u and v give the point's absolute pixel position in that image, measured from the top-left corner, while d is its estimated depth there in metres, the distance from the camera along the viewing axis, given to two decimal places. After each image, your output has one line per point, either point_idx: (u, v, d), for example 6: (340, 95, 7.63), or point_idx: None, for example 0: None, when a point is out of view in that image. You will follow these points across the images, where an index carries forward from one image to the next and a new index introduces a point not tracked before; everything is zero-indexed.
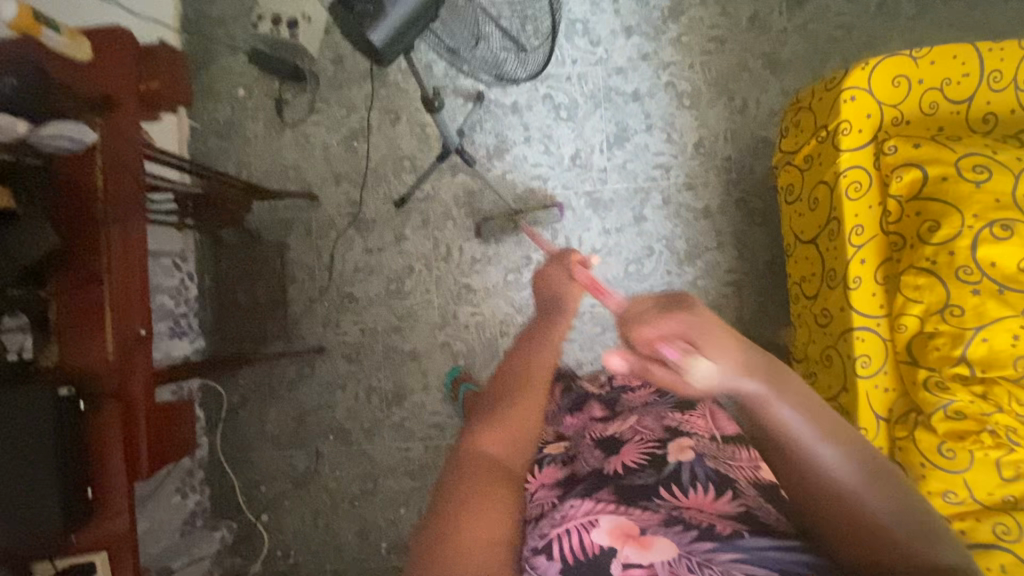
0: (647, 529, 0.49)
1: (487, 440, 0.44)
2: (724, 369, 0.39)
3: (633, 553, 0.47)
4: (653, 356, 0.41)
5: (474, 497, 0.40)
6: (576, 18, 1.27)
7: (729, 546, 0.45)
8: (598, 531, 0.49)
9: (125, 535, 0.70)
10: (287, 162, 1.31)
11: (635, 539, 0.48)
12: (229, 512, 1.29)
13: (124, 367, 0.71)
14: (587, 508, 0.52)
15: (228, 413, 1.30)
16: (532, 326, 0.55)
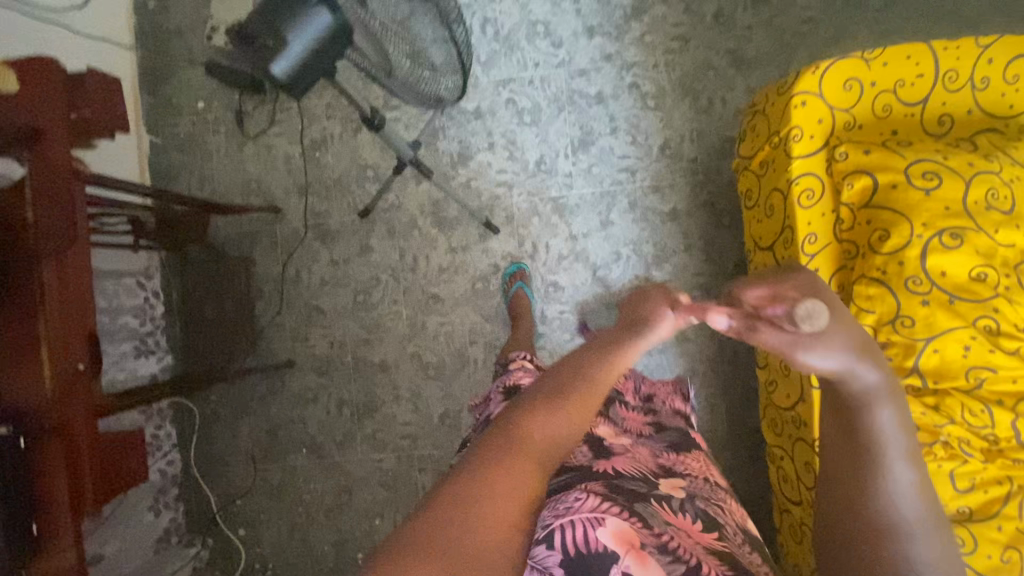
0: (646, 546, 0.56)
1: (540, 425, 0.47)
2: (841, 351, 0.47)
3: (633, 565, 0.54)
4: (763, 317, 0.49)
5: (504, 475, 0.43)
6: (538, 20, 1.24)
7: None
8: (602, 530, 0.56)
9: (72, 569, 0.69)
10: (250, 176, 1.30)
11: (635, 552, 0.55)
12: (205, 526, 1.29)
13: (63, 402, 0.71)
14: (593, 504, 0.59)
15: (201, 429, 1.31)
16: (612, 334, 0.59)
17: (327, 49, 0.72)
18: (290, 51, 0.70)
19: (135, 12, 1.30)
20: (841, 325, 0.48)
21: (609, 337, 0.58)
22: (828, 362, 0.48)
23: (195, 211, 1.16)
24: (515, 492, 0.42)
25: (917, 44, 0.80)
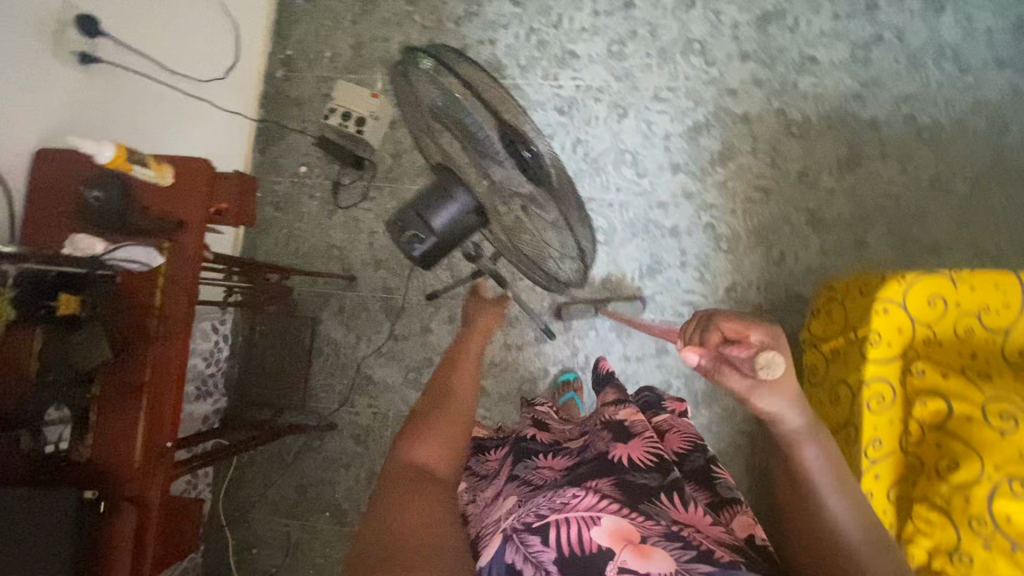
0: (647, 538, 0.49)
1: (421, 453, 0.61)
2: (786, 396, 0.50)
3: (631, 562, 0.46)
4: (725, 360, 0.49)
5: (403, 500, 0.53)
6: (628, 149, 1.31)
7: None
8: (598, 530, 0.48)
9: None
10: (333, 242, 1.38)
11: (635, 546, 0.47)
12: (219, 570, 1.32)
13: (145, 474, 0.76)
14: (593, 501, 0.50)
15: (235, 471, 1.35)
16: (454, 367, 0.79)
17: (468, 224, 0.79)
18: (433, 237, 0.80)
19: (264, 79, 1.43)
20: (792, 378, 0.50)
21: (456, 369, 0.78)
22: (774, 406, 0.50)
23: (274, 270, 1.21)
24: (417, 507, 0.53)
25: (1006, 272, 0.82)
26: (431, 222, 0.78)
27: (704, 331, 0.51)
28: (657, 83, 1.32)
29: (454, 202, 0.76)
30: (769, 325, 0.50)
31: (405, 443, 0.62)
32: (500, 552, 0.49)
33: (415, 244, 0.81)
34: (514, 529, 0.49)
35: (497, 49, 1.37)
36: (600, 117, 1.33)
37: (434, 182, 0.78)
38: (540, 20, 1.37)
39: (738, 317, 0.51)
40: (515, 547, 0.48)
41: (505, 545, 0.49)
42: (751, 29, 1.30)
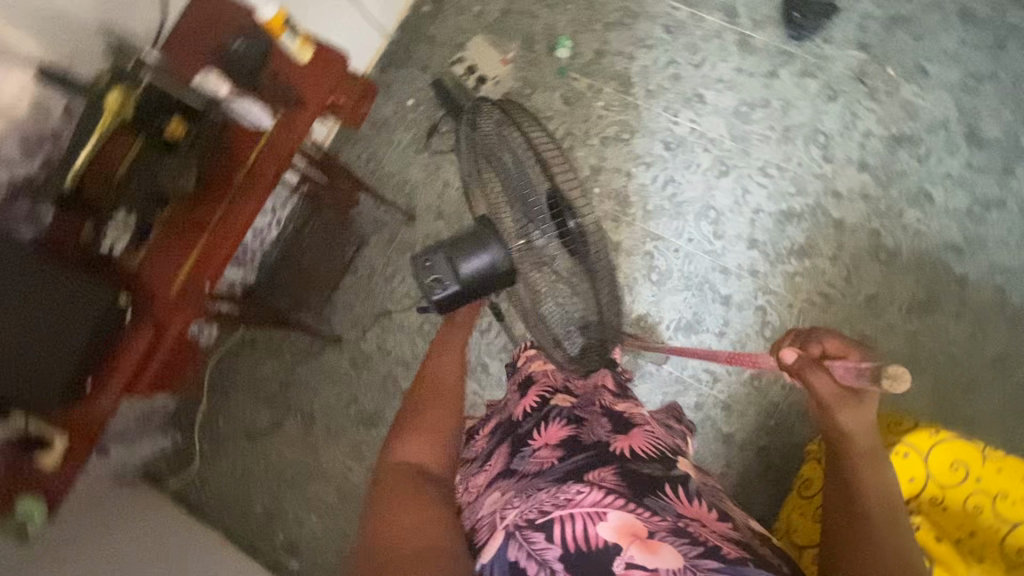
0: (654, 533, 0.56)
1: (407, 452, 0.75)
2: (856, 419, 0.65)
3: (638, 556, 0.54)
4: (820, 366, 0.64)
5: (396, 501, 0.67)
6: (714, 207, 1.31)
7: (732, 570, 0.52)
8: (604, 527, 0.56)
9: (97, 420, 0.78)
10: (408, 179, 1.42)
11: (643, 542, 0.55)
12: (184, 424, 1.37)
13: (175, 304, 0.80)
14: (598, 498, 0.59)
15: (234, 343, 1.39)
16: (436, 349, 0.92)
17: (496, 279, 0.83)
18: (455, 286, 0.82)
19: (410, 8, 1.48)
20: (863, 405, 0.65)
21: (435, 355, 0.91)
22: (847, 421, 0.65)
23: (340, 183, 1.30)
24: (412, 504, 0.67)
25: None
26: (459, 268, 0.82)
27: (806, 341, 0.66)
28: (768, 157, 1.31)
29: (485, 253, 0.82)
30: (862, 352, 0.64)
31: (397, 441, 0.77)
32: (504, 549, 0.58)
33: (435, 289, 0.83)
34: (518, 526, 0.58)
35: (632, 66, 1.39)
36: (701, 167, 1.33)
37: (474, 232, 0.84)
38: (683, 56, 1.38)
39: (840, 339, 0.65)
40: (518, 544, 0.57)
41: (509, 542, 0.57)
42: (879, 145, 1.28)
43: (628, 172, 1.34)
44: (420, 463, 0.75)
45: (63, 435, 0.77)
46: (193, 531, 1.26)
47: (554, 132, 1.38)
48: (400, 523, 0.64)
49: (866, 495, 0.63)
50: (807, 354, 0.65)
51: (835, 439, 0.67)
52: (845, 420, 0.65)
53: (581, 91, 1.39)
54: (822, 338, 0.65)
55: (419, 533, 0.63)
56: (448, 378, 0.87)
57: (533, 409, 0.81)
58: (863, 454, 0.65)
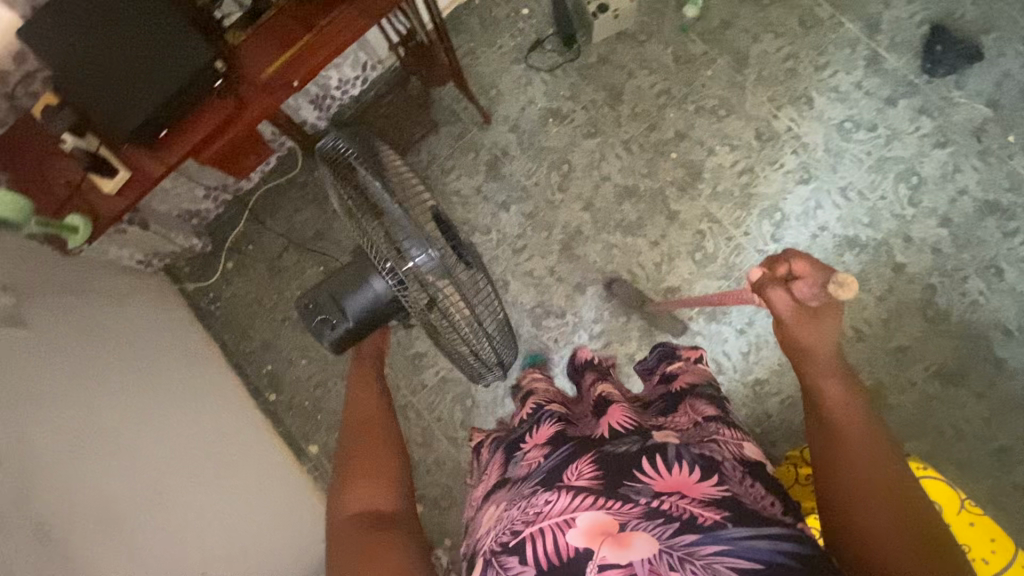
0: (627, 523, 0.57)
1: (352, 501, 0.79)
2: (822, 330, 0.73)
3: (611, 554, 0.55)
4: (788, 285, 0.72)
5: (355, 553, 0.69)
6: (782, 210, 1.28)
7: (710, 539, 0.54)
8: (573, 532, 0.58)
9: (159, 170, 0.82)
10: (497, 82, 1.41)
11: (613, 539, 0.56)
12: (216, 236, 1.41)
13: (263, 89, 0.83)
14: (566, 505, 0.60)
15: (284, 180, 1.42)
16: (356, 398, 1.01)
17: (380, 305, 1.05)
18: (346, 321, 1.05)
19: None
20: (828, 315, 0.73)
21: (353, 410, 0.98)
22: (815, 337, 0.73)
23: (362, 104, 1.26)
24: (373, 550, 0.69)
25: (1011, 547, 0.79)
26: (345, 308, 1.05)
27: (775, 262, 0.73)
28: (852, 181, 1.28)
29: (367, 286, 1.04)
30: (827, 266, 0.70)
31: (339, 496, 0.81)
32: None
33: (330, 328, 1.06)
34: (494, 552, 0.61)
35: (753, 48, 1.35)
36: (784, 168, 1.30)
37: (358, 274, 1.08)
38: (808, 54, 1.33)
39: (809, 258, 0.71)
40: (496, 571, 0.60)
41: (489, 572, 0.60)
42: (969, 206, 1.23)
43: (710, 148, 1.32)
44: (371, 505, 0.78)
45: (127, 171, 0.81)
46: (186, 332, 1.30)
47: (653, 86, 1.36)
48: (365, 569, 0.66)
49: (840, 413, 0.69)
50: (770, 274, 0.74)
51: (802, 356, 0.75)
52: (805, 335, 0.73)
53: (694, 55, 1.36)
54: (788, 260, 0.71)
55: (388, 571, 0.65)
56: (378, 420, 0.94)
57: (529, 418, 0.84)
58: (825, 366, 0.73)
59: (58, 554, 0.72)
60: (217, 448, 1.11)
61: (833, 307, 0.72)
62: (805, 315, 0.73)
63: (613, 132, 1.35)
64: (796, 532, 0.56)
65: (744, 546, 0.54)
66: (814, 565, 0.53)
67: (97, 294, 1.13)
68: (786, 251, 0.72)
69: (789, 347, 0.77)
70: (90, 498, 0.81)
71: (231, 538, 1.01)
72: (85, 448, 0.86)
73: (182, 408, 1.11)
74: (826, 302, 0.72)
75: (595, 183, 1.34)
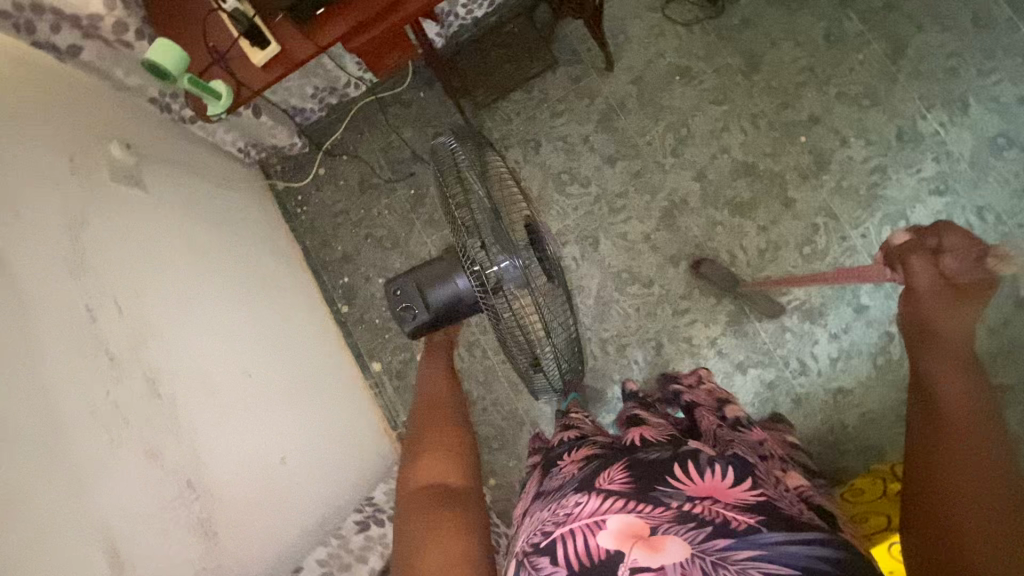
0: (657, 529, 0.50)
1: (419, 473, 0.71)
2: (962, 315, 0.62)
3: (643, 558, 0.49)
4: (936, 253, 0.65)
5: (423, 523, 0.61)
6: (908, 218, 1.19)
7: (745, 543, 0.47)
8: (603, 535, 0.51)
9: (306, 52, 0.79)
10: (628, 28, 1.32)
11: (646, 542, 0.50)
12: (314, 139, 1.39)
13: None
14: (596, 507, 0.53)
15: (389, 94, 1.38)
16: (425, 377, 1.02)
17: (460, 303, 1.11)
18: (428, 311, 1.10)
19: None
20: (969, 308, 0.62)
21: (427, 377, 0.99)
22: (951, 319, 0.62)
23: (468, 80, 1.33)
24: (445, 523, 0.61)
25: None
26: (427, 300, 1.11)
27: (930, 234, 0.66)
28: (992, 202, 1.18)
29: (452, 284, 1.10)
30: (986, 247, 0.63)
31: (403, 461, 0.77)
32: None
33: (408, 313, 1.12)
34: (525, 554, 0.53)
35: (915, 37, 1.23)
36: (920, 175, 1.20)
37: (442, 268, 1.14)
38: (974, 56, 1.21)
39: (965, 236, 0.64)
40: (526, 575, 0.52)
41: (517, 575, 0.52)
42: None
43: (844, 139, 1.23)
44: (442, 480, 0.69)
45: (278, 46, 0.78)
46: (277, 233, 1.31)
47: (795, 61, 1.26)
48: (429, 550, 0.57)
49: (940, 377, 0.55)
50: (918, 242, 0.67)
51: (921, 339, 0.62)
52: (939, 313, 0.62)
53: (848, 35, 1.25)
54: (942, 231, 0.65)
55: (455, 547, 0.57)
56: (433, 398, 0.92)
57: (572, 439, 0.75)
58: (952, 350, 0.59)
59: (166, 410, 0.74)
60: (300, 347, 1.13)
61: (986, 290, 0.63)
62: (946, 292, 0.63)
63: (742, 104, 1.27)
64: (836, 538, 0.48)
65: (785, 552, 0.46)
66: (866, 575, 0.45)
67: (208, 177, 1.14)
68: (939, 224, 0.66)
69: (914, 328, 0.64)
70: (191, 367, 0.82)
71: (312, 431, 1.01)
72: (188, 312, 0.88)
73: (271, 304, 1.11)
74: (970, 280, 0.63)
75: (712, 153, 1.27)
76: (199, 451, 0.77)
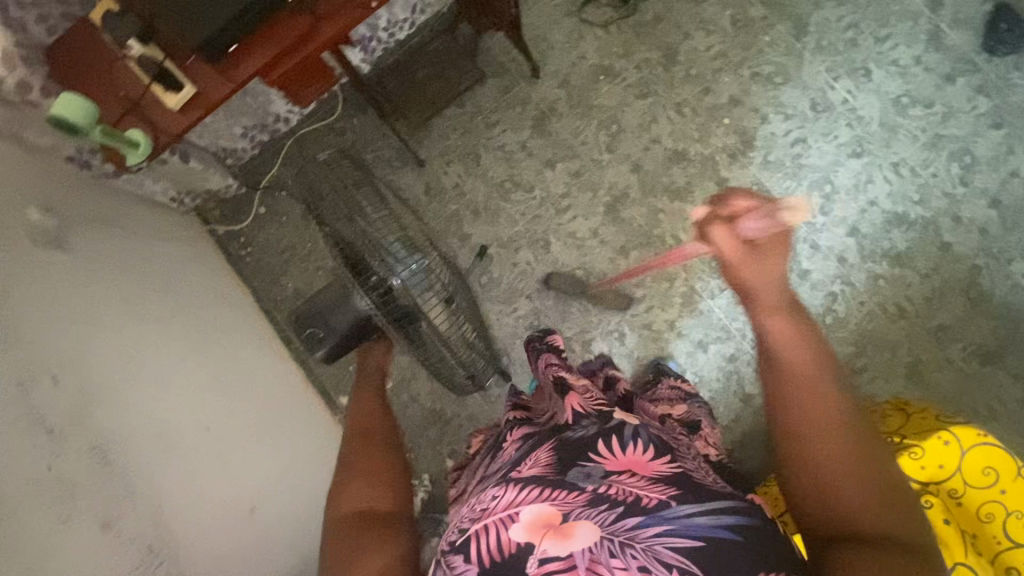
0: (569, 514, 0.54)
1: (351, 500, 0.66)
2: (771, 273, 0.67)
3: (553, 549, 0.52)
4: (737, 221, 0.68)
5: (355, 556, 0.60)
6: (833, 182, 1.26)
7: (654, 520, 0.52)
8: (516, 527, 0.54)
9: (223, 90, 0.77)
10: (548, 35, 1.36)
11: (555, 531, 0.53)
12: (251, 179, 1.37)
13: (338, 9, 0.78)
14: (512, 499, 0.56)
15: (322, 125, 1.37)
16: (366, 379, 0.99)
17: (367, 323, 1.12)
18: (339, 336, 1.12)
19: None
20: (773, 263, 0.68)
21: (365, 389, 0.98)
22: (765, 279, 0.67)
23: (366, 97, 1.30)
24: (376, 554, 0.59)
25: None
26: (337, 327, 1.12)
27: (723, 203, 0.69)
28: (905, 157, 1.25)
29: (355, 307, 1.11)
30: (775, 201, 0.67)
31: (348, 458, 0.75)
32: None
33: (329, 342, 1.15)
34: (440, 553, 0.56)
35: (814, 14, 1.31)
36: (837, 141, 1.27)
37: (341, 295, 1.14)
38: (869, 25, 1.29)
39: (753, 202, 0.68)
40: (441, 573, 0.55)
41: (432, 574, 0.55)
42: (1021, 189, 1.22)
43: (764, 116, 1.29)
44: (375, 504, 0.66)
45: (192, 86, 0.76)
46: (219, 276, 1.26)
47: (709, 49, 1.32)
48: None
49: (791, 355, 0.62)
50: (718, 213, 0.69)
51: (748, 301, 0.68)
52: (754, 278, 0.67)
53: (753, 19, 1.32)
54: (731, 198, 0.68)
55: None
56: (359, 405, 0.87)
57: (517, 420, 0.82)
58: (772, 305, 0.66)
59: (120, 476, 0.71)
60: (258, 390, 1.09)
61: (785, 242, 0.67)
62: (752, 256, 0.67)
63: (666, 95, 1.32)
64: (735, 504, 0.55)
65: (686, 524, 0.52)
66: (754, 536, 0.53)
67: (136, 230, 1.09)
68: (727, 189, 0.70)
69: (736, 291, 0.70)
70: (142, 427, 0.78)
71: (280, 476, 0.98)
72: (134, 370, 0.84)
73: (223, 352, 1.08)
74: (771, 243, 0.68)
75: (645, 145, 1.31)
76: (160, 514, 0.73)
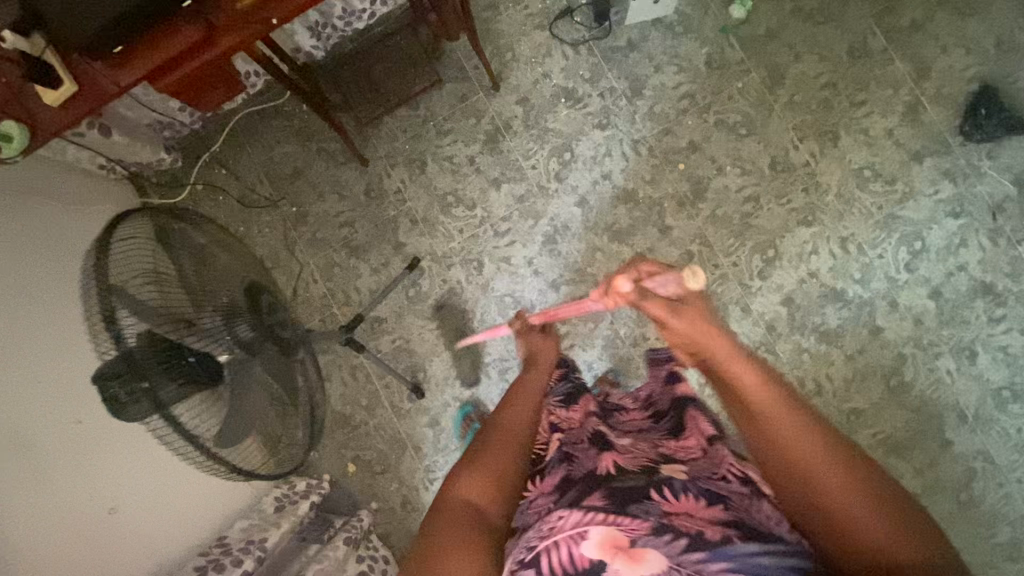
0: (637, 539, 0.51)
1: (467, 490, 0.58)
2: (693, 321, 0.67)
3: (623, 569, 0.51)
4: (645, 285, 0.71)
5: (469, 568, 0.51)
6: (777, 247, 1.23)
7: (716, 557, 0.49)
8: (587, 544, 0.52)
9: (108, 91, 0.74)
10: (515, 46, 1.29)
11: (626, 553, 0.51)
12: (191, 152, 1.32)
13: (236, 22, 0.74)
14: (578, 519, 0.53)
15: (270, 107, 1.32)
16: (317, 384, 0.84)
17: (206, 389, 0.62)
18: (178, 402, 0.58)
19: None
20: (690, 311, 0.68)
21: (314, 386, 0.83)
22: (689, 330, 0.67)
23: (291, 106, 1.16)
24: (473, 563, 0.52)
25: None
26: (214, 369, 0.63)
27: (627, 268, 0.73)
28: (856, 233, 1.21)
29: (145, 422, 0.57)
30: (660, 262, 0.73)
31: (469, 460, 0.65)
32: None
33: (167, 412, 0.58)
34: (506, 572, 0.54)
35: (792, 67, 1.24)
36: (790, 206, 1.23)
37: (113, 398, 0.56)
38: (847, 87, 1.23)
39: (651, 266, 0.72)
40: None
41: None
42: (963, 284, 1.19)
43: (720, 167, 1.24)
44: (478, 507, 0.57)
45: (73, 84, 0.73)
46: None
47: (678, 87, 1.26)
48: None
49: (752, 397, 0.58)
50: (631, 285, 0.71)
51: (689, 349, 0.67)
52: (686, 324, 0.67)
53: (729, 62, 1.25)
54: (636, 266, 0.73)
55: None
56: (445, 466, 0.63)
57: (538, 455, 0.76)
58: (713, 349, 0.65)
59: None
60: None
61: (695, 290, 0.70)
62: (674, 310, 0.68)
63: (624, 130, 1.26)
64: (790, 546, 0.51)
65: (749, 562, 0.49)
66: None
67: (45, 194, 1.05)
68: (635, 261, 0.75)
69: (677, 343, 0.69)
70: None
71: (154, 474, 0.98)
72: (1, 365, 0.82)
73: None
74: (694, 304, 0.68)
75: (594, 179, 1.27)
76: None
